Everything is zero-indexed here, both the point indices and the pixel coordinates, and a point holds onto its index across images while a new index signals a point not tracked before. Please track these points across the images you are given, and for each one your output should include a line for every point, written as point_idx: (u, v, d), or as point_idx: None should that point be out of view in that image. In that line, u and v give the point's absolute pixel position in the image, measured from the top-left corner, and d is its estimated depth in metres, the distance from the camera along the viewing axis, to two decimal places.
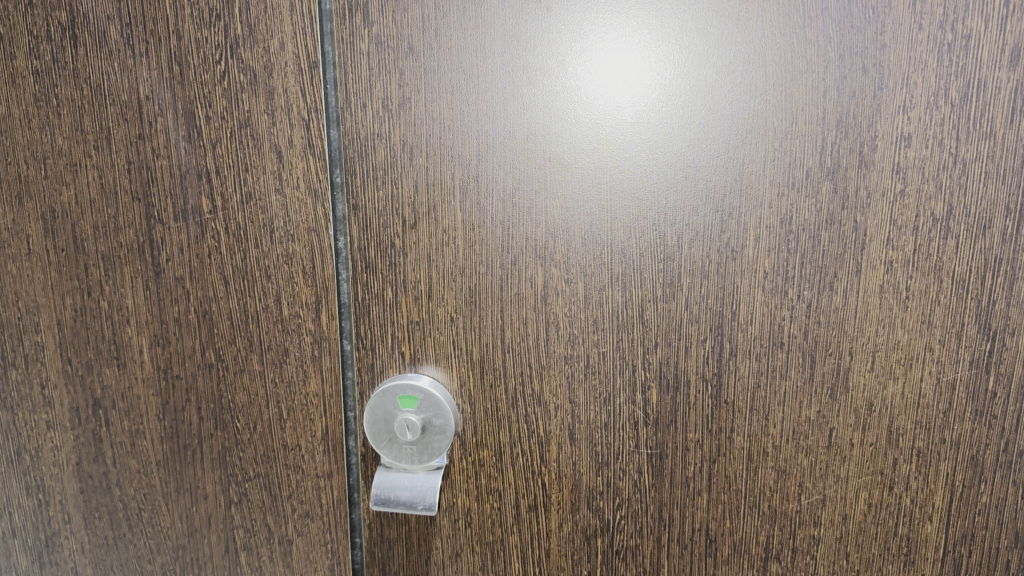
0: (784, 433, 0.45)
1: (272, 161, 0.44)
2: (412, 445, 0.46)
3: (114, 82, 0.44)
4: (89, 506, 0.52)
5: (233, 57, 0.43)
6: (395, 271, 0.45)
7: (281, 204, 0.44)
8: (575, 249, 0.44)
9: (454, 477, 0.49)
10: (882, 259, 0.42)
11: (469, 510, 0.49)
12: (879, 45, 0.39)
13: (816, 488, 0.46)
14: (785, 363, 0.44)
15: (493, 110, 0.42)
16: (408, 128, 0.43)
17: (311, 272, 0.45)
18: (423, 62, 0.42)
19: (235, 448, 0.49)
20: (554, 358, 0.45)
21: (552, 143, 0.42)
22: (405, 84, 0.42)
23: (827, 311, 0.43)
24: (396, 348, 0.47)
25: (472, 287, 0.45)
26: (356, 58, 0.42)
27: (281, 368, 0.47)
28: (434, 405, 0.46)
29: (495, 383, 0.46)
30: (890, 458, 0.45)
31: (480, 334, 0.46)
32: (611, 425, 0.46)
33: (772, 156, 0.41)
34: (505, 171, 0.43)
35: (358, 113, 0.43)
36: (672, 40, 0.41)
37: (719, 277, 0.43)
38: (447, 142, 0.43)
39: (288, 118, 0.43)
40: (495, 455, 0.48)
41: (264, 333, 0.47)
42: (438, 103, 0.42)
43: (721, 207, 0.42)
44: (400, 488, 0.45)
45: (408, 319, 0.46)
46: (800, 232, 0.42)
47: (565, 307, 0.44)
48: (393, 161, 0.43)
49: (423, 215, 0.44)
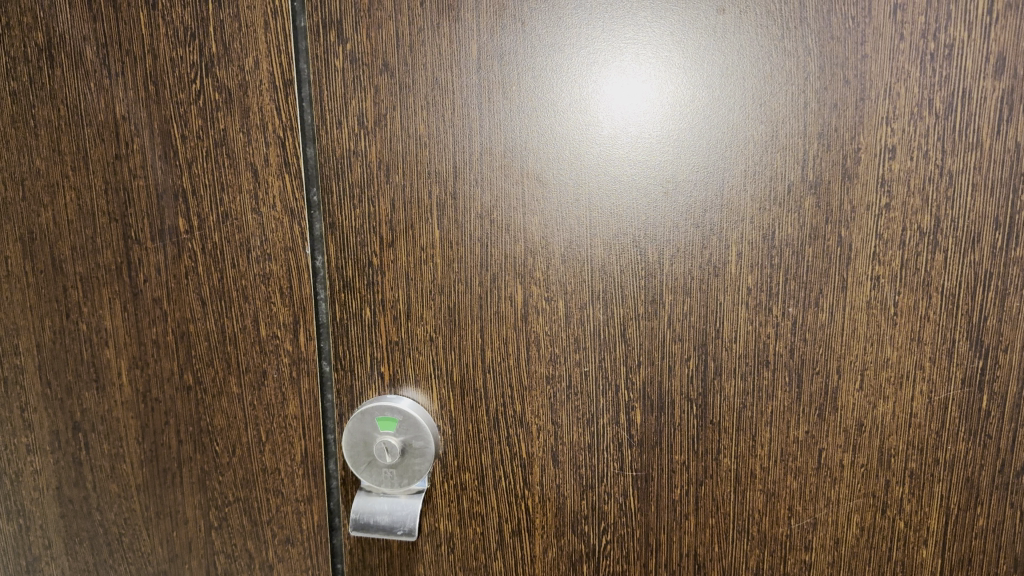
0: (772, 455, 0.44)
1: (248, 179, 0.43)
2: (391, 468, 0.45)
3: (91, 102, 0.44)
4: (69, 531, 0.52)
5: (208, 76, 0.42)
6: (374, 291, 0.45)
7: (257, 223, 0.44)
8: (555, 266, 0.43)
9: (437, 501, 0.48)
10: (868, 274, 0.41)
11: (452, 535, 0.48)
12: (860, 56, 0.38)
13: (807, 512, 0.44)
14: (772, 382, 0.43)
15: (470, 127, 0.42)
16: (384, 145, 0.42)
17: (289, 292, 0.44)
18: (399, 78, 0.41)
19: (214, 472, 0.48)
20: (536, 378, 0.44)
21: (530, 159, 0.42)
22: (381, 103, 0.42)
23: (813, 328, 0.42)
24: (375, 369, 0.46)
25: (451, 307, 0.44)
26: (332, 76, 0.42)
27: (260, 390, 0.46)
28: (414, 427, 0.45)
29: (476, 404, 0.45)
30: (882, 480, 0.43)
31: (460, 354, 0.45)
32: (594, 447, 0.45)
33: (754, 169, 0.40)
34: (482, 188, 0.42)
35: (334, 131, 0.43)
36: (649, 53, 0.40)
37: (702, 294, 0.42)
38: (424, 159, 0.42)
39: (264, 137, 0.42)
40: (477, 478, 0.47)
41: (242, 354, 0.46)
42: (414, 121, 0.42)
43: (702, 222, 0.41)
44: (379, 513, 0.44)
45: (387, 339, 0.45)
46: (783, 247, 0.41)
47: (545, 326, 0.44)
48: (369, 179, 0.43)
49: (401, 233, 0.43)
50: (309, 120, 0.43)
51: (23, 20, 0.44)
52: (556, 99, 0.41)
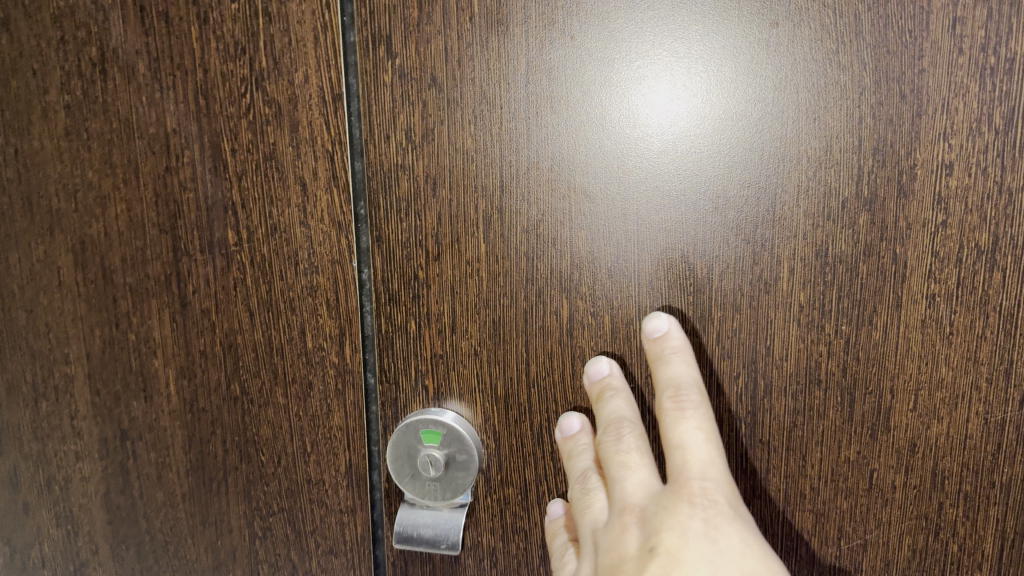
0: (822, 475, 0.43)
1: (297, 193, 0.44)
2: (435, 482, 0.46)
3: (142, 115, 0.45)
4: (117, 536, 0.52)
5: (259, 90, 0.43)
6: (419, 304, 0.44)
7: (305, 235, 0.44)
8: (601, 282, 0.42)
9: (480, 515, 0.48)
10: (925, 293, 0.40)
11: (495, 549, 0.48)
12: (916, 70, 0.38)
13: (857, 532, 0.44)
14: (823, 401, 0.42)
15: (518, 141, 0.41)
16: (431, 159, 0.42)
17: (335, 305, 0.45)
18: (446, 92, 0.41)
19: (259, 482, 0.48)
20: (581, 394, 0.44)
21: (578, 173, 0.41)
22: (428, 117, 0.42)
23: (867, 346, 0.41)
24: (419, 382, 0.46)
25: (497, 320, 0.44)
26: (379, 91, 0.42)
27: (305, 401, 0.47)
28: (457, 441, 0.45)
29: (520, 418, 0.45)
30: (935, 502, 0.43)
31: (505, 368, 0.45)
32: None
33: (807, 185, 0.40)
34: (529, 202, 0.42)
35: (381, 145, 0.43)
36: (697, 67, 0.40)
37: (753, 312, 0.42)
38: (471, 174, 0.42)
39: (314, 151, 0.43)
40: (521, 492, 0.47)
41: (288, 365, 0.46)
42: (461, 135, 0.42)
43: (752, 238, 0.41)
44: (423, 526, 0.46)
45: (431, 352, 0.45)
46: (837, 264, 0.40)
47: (591, 341, 0.43)
48: (416, 193, 0.43)
49: (447, 246, 0.43)
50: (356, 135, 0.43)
51: (77, 34, 0.45)
52: (601, 112, 0.41)
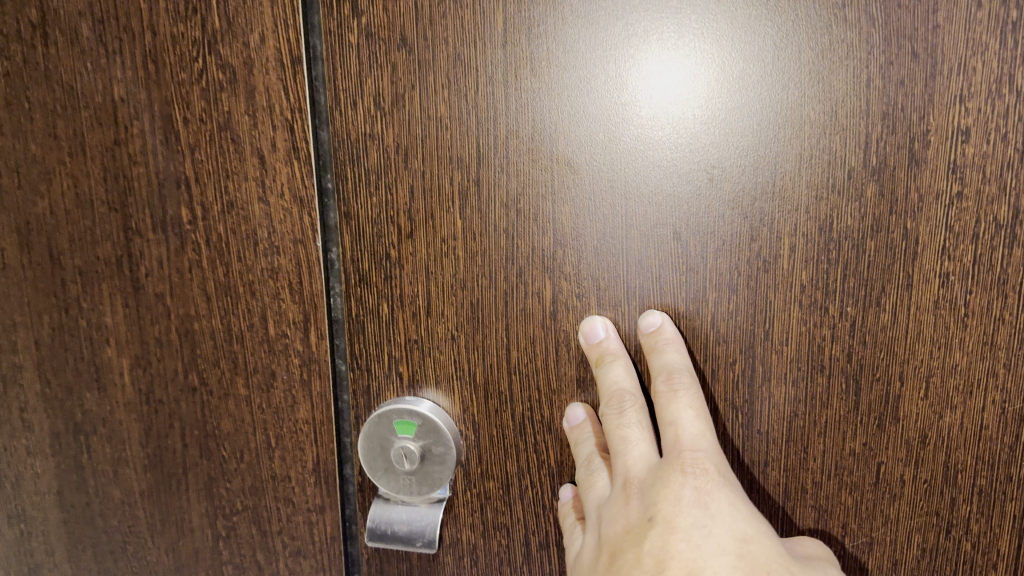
0: (825, 468, 0.40)
1: (255, 166, 0.40)
2: (410, 476, 0.43)
3: (88, 83, 0.41)
4: (72, 537, 0.49)
5: (211, 54, 0.39)
6: (391, 285, 0.41)
7: (264, 212, 0.40)
8: (587, 261, 0.39)
9: (458, 511, 0.45)
10: (937, 271, 0.37)
11: (475, 546, 0.45)
12: (931, 27, 0.34)
13: (862, 530, 0.41)
14: (826, 389, 0.39)
15: (496, 108, 0.38)
16: (402, 127, 0.39)
17: (299, 288, 0.41)
18: (417, 54, 0.38)
19: (221, 479, 0.46)
20: (566, 381, 0.41)
21: (560, 143, 0.38)
22: (398, 82, 0.38)
23: (874, 330, 0.38)
24: (393, 368, 0.43)
25: (474, 303, 0.41)
26: (345, 53, 0.38)
27: (268, 392, 0.43)
28: (434, 432, 0.42)
29: (500, 408, 0.42)
30: (947, 498, 0.40)
31: (484, 354, 0.42)
32: None
33: (810, 154, 0.36)
34: (508, 175, 0.39)
35: (347, 112, 0.39)
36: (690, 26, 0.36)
37: (751, 292, 0.38)
38: (445, 144, 0.39)
39: (271, 120, 0.39)
40: (502, 486, 0.44)
41: (249, 353, 0.43)
42: (434, 101, 0.38)
43: (750, 212, 0.37)
44: (397, 522, 0.42)
45: (406, 337, 0.42)
46: (843, 241, 0.37)
47: (576, 325, 0.40)
48: (387, 165, 0.39)
49: (422, 222, 0.40)
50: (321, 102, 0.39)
51: None
52: (588, 77, 0.37)
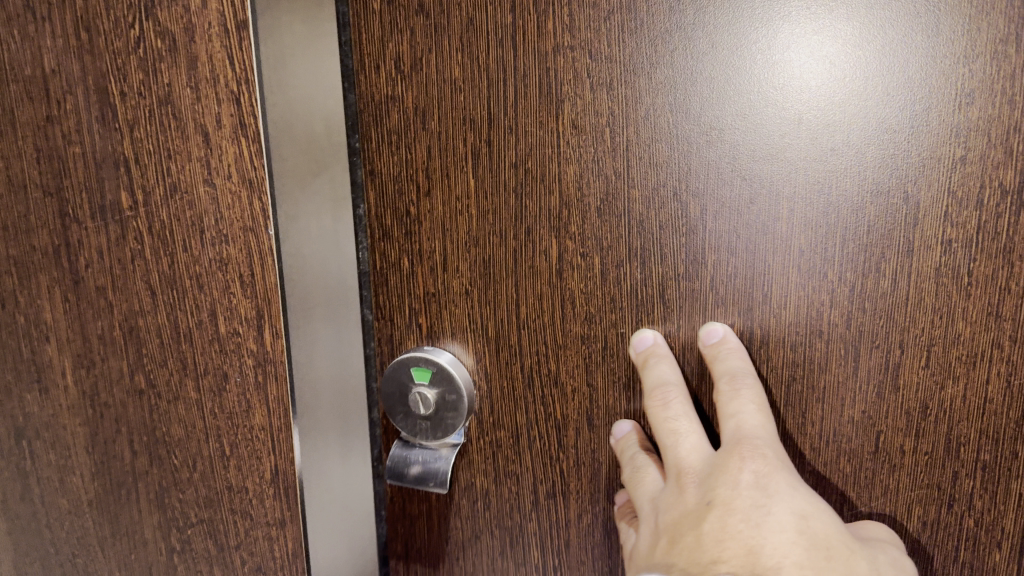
0: (823, 434, 0.39)
1: (199, 144, 0.38)
2: (425, 421, 0.43)
3: (19, 54, 0.41)
4: (19, 548, 0.52)
5: (149, 20, 0.37)
6: (412, 241, 0.42)
7: (210, 198, 0.39)
8: (592, 221, 0.38)
9: (472, 456, 0.45)
10: (938, 237, 0.35)
11: (487, 491, 0.45)
12: None
13: (862, 499, 0.40)
14: (825, 353, 0.38)
15: (505, 69, 0.38)
16: (421, 91, 0.39)
17: (250, 282, 0.40)
18: (434, 19, 0.38)
19: (174, 488, 0.46)
20: (572, 337, 0.40)
21: (564, 104, 0.37)
22: (416, 47, 0.38)
23: (874, 296, 0.37)
24: (413, 320, 0.43)
25: (486, 258, 0.41)
26: (370, 19, 0.39)
27: (220, 395, 0.43)
28: (448, 381, 0.42)
29: (511, 360, 0.42)
30: (949, 471, 0.38)
31: (494, 311, 0.41)
32: (632, 412, 0.41)
33: (808, 115, 0.35)
34: (515, 137, 0.38)
35: (373, 76, 0.39)
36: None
37: (749, 255, 0.37)
38: (460, 106, 0.39)
39: (216, 92, 0.37)
40: (512, 436, 0.43)
41: (198, 355, 0.42)
42: (450, 64, 0.38)
43: (749, 174, 0.36)
44: (413, 461, 0.44)
45: (424, 290, 0.42)
46: (841, 205, 0.36)
47: (580, 284, 0.39)
48: (408, 126, 0.40)
49: (438, 179, 0.40)
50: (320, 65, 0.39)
51: None
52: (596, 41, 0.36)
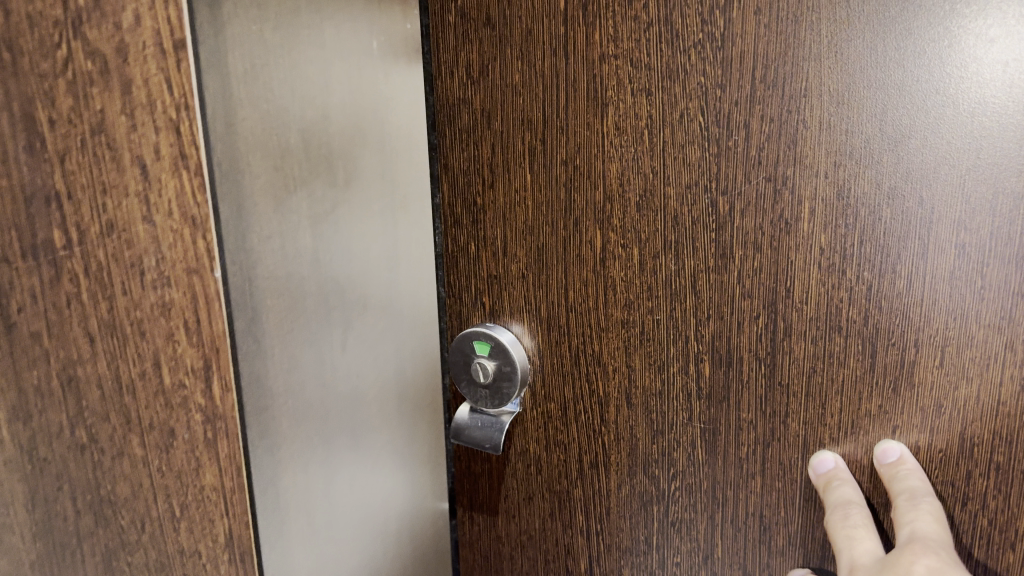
0: (843, 425, 0.43)
1: (136, 176, 0.37)
2: (485, 390, 0.53)
3: None
4: None
5: (78, 37, 0.36)
6: (478, 226, 0.52)
7: (149, 235, 0.38)
8: (630, 214, 0.46)
9: (526, 424, 0.55)
10: (953, 242, 0.39)
11: (540, 457, 0.54)
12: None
13: (878, 492, 0.44)
14: (843, 348, 0.42)
15: (558, 74, 0.47)
16: (486, 96, 0.49)
17: (195, 329, 0.38)
18: (499, 33, 0.48)
19: (123, 553, 0.45)
20: (613, 321, 0.49)
21: (601, 114, 0.46)
22: (484, 54, 0.49)
23: (890, 295, 0.40)
24: (478, 298, 0.54)
25: (539, 247, 0.50)
26: (448, 29, 0.49)
27: (167, 452, 0.41)
28: (504, 354, 0.52)
29: (560, 340, 0.51)
30: (963, 470, 0.41)
31: (546, 295, 0.51)
32: (664, 393, 0.48)
33: (829, 121, 0.40)
34: (566, 135, 0.47)
35: (448, 81, 0.51)
36: (697, 9, 0.42)
37: (775, 251, 0.43)
38: (516, 108, 0.48)
39: (154, 122, 0.36)
40: (562, 410, 0.53)
41: (141, 407, 0.41)
42: (511, 71, 0.48)
43: (773, 174, 0.42)
44: (473, 428, 0.54)
45: (489, 273, 0.53)
46: (859, 208, 0.40)
47: (621, 271, 0.48)
48: (474, 125, 0.50)
49: (499, 175, 0.50)
50: (291, 76, 0.44)
51: None
52: (638, 51, 0.44)
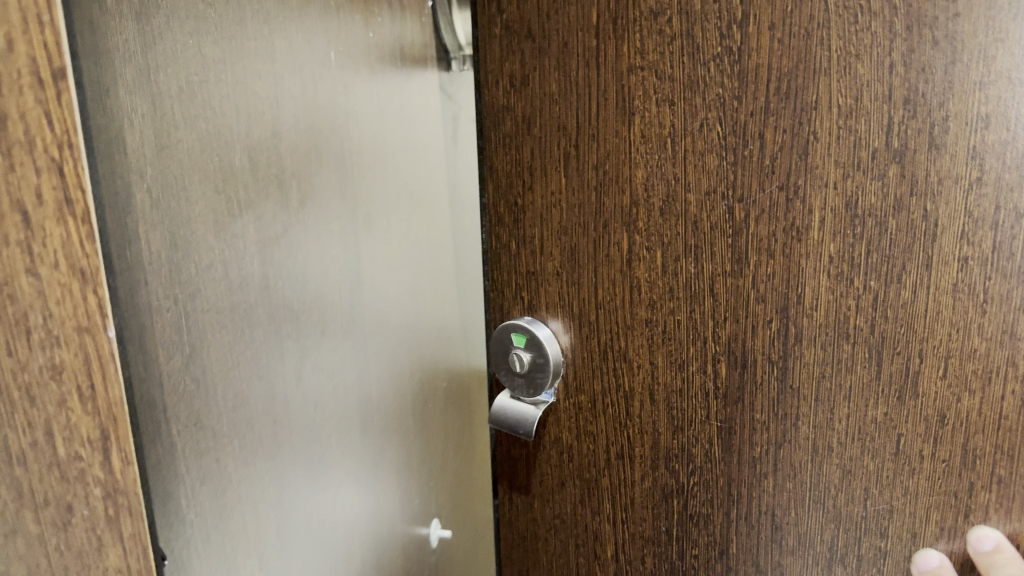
0: (849, 431, 0.44)
1: (15, 226, 0.30)
2: (521, 378, 0.54)
3: None
4: None
5: None
6: (519, 227, 0.54)
7: (33, 289, 0.30)
8: (655, 219, 0.48)
9: (560, 415, 0.56)
10: (956, 254, 0.39)
11: (572, 445, 0.56)
12: (951, 14, 0.37)
13: (882, 496, 0.44)
14: (851, 356, 0.43)
15: (590, 84, 0.48)
16: (527, 104, 0.51)
17: (89, 394, 0.32)
18: (539, 43, 0.49)
19: None
20: (639, 320, 0.50)
21: (630, 123, 0.47)
22: (525, 65, 0.50)
23: (895, 305, 0.41)
24: (518, 294, 0.55)
25: (573, 248, 0.52)
26: (491, 44, 0.51)
27: (65, 530, 0.34)
28: (538, 346, 0.53)
29: (591, 336, 0.53)
30: (966, 481, 0.41)
31: (579, 292, 0.52)
32: (685, 391, 0.50)
33: (837, 134, 0.41)
34: (598, 143, 0.49)
35: (493, 89, 0.52)
36: (716, 23, 0.43)
37: (786, 259, 0.44)
38: (555, 114, 0.50)
39: (32, 162, 0.29)
40: (591, 401, 0.54)
41: (36, 480, 0.33)
42: (549, 81, 0.49)
43: (786, 184, 0.43)
44: (509, 411, 0.55)
45: (527, 270, 0.54)
46: (867, 217, 0.41)
47: (647, 273, 0.49)
48: (516, 131, 0.52)
49: (536, 177, 0.52)
50: (233, 92, 0.48)
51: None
52: (662, 64, 0.45)
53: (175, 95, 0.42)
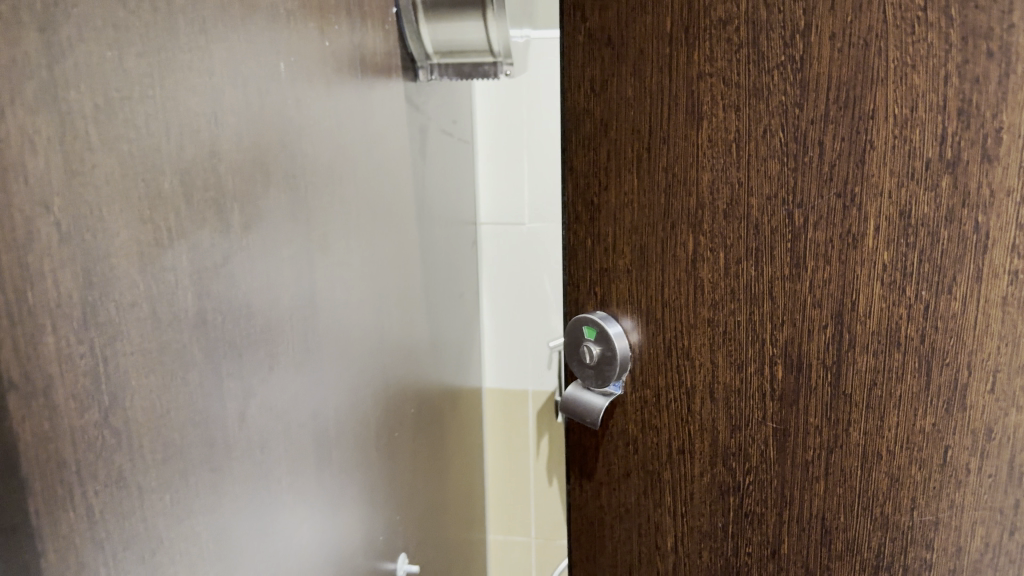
0: (898, 439, 0.44)
1: None
2: (591, 369, 0.56)
3: None
4: None
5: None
6: (595, 225, 0.55)
7: None
8: (719, 220, 0.49)
9: (626, 407, 0.57)
10: (1007, 267, 0.39)
11: (637, 438, 0.57)
12: (1006, 25, 0.36)
13: (930, 508, 0.44)
14: (901, 366, 0.43)
15: (661, 88, 0.49)
16: (605, 107, 0.52)
17: None
18: (617, 49, 0.50)
19: None
20: (701, 318, 0.51)
21: (696, 126, 0.48)
22: (605, 70, 0.51)
23: (945, 315, 0.41)
24: (590, 291, 0.57)
25: (642, 245, 0.53)
26: (574, 50, 0.52)
27: None
28: (606, 338, 0.55)
29: (657, 333, 0.54)
30: (1012, 498, 0.41)
31: (648, 288, 0.53)
32: (743, 391, 0.50)
33: (892, 143, 0.41)
34: (668, 145, 0.49)
35: (574, 92, 0.53)
36: (781, 32, 0.43)
37: (841, 266, 0.44)
38: (628, 116, 0.51)
39: None
40: (655, 396, 0.55)
41: None
42: (626, 85, 0.50)
43: (842, 191, 0.43)
44: (580, 401, 0.57)
45: (598, 266, 0.56)
46: (920, 227, 0.41)
47: (710, 272, 0.50)
48: (593, 133, 0.53)
49: (611, 176, 0.53)
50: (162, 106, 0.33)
51: None
52: (729, 71, 0.46)
53: (129, 118, 0.30)
